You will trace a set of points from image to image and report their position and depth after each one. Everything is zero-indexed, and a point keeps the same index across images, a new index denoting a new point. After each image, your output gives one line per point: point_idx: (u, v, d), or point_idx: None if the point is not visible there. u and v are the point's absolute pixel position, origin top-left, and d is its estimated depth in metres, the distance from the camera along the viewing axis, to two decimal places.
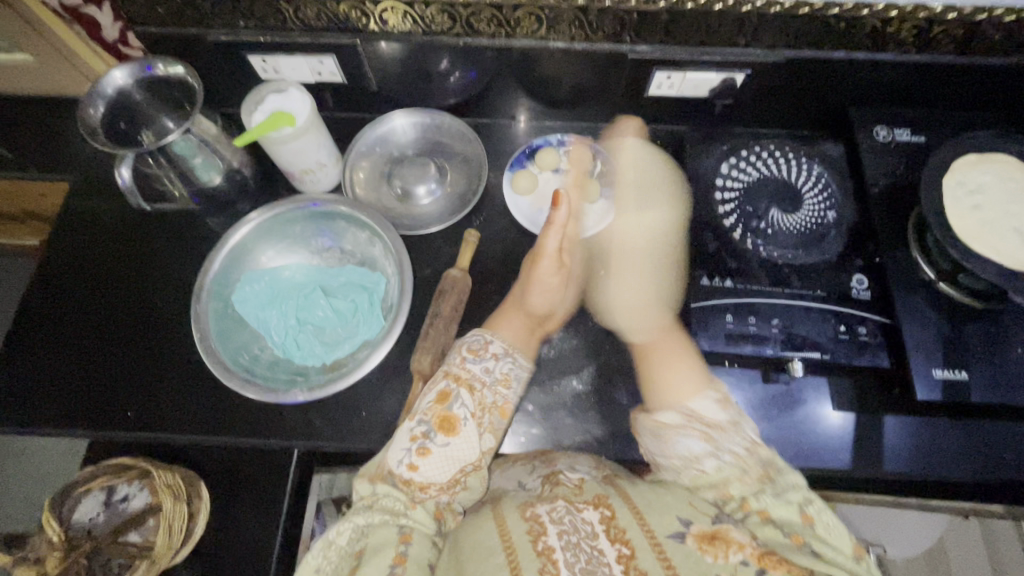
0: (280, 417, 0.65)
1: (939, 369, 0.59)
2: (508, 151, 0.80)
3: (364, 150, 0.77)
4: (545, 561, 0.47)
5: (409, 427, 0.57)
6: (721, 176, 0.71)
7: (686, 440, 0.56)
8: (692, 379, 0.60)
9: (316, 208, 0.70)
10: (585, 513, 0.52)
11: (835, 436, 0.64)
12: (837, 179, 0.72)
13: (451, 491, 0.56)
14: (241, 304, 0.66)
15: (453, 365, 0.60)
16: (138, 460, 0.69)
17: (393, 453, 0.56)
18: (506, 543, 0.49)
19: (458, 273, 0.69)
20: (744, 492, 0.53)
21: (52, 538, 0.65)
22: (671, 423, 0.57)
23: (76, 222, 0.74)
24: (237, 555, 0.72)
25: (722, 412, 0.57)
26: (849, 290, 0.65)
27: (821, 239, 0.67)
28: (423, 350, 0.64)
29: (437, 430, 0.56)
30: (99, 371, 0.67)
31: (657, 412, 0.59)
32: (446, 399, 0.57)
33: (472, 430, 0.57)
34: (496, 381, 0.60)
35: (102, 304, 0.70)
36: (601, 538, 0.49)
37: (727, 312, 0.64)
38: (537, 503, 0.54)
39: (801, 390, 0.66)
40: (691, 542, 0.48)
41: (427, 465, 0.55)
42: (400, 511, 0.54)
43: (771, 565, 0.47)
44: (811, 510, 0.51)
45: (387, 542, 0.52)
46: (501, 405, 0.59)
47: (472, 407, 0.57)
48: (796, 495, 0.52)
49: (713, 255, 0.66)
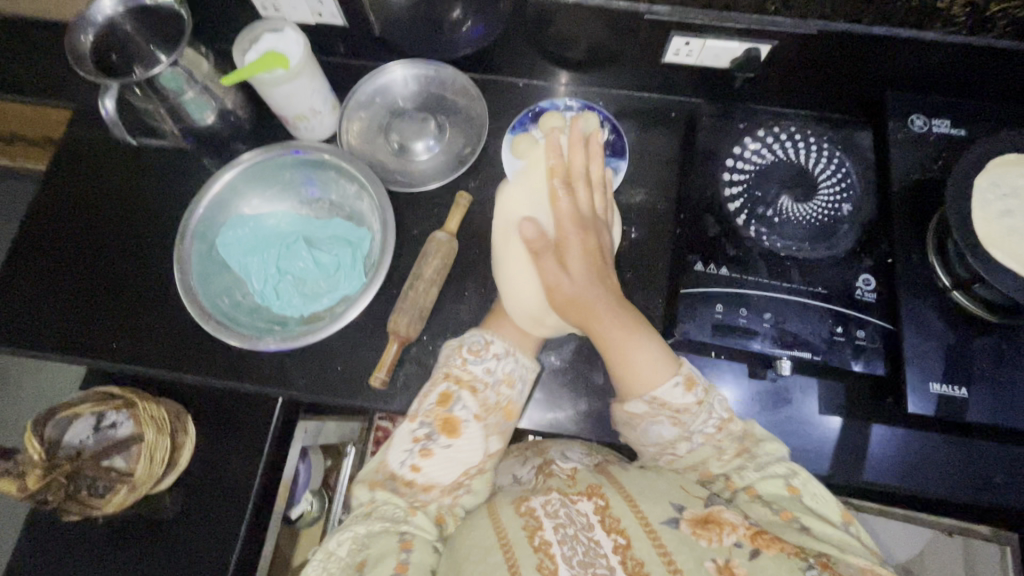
0: (260, 364, 0.66)
1: (936, 383, 0.56)
2: (510, 111, 0.76)
3: (363, 99, 0.74)
4: (542, 557, 0.48)
5: (410, 429, 0.58)
6: (733, 156, 0.66)
7: (657, 427, 0.56)
8: (655, 361, 0.56)
9: (300, 155, 0.67)
10: (579, 504, 0.53)
11: (815, 437, 0.62)
12: (860, 171, 0.66)
13: (454, 493, 0.58)
14: (225, 249, 0.65)
15: (454, 366, 0.59)
16: (125, 390, 0.70)
17: (394, 455, 0.58)
18: (503, 541, 0.50)
19: (444, 236, 0.66)
20: (727, 471, 0.55)
21: (34, 456, 0.65)
22: (640, 413, 0.55)
23: (76, 152, 0.74)
24: (216, 489, 0.75)
25: (687, 393, 0.55)
26: (853, 290, 0.60)
27: (832, 232, 0.63)
28: (400, 311, 0.63)
29: (439, 432, 0.57)
30: (91, 301, 0.69)
31: (625, 404, 0.57)
32: (447, 402, 0.57)
33: (474, 431, 0.58)
34: (498, 381, 0.59)
35: (95, 237, 0.71)
36: (597, 529, 0.50)
37: (717, 301, 0.60)
38: (532, 497, 0.55)
39: (788, 387, 0.63)
40: (685, 527, 0.49)
41: (431, 465, 0.57)
42: (400, 519, 0.55)
43: (765, 543, 0.47)
44: (796, 483, 0.53)
45: (387, 552, 0.53)
46: (500, 404, 0.59)
47: (476, 409, 0.57)
48: (781, 469, 0.54)
49: (712, 240, 0.63)
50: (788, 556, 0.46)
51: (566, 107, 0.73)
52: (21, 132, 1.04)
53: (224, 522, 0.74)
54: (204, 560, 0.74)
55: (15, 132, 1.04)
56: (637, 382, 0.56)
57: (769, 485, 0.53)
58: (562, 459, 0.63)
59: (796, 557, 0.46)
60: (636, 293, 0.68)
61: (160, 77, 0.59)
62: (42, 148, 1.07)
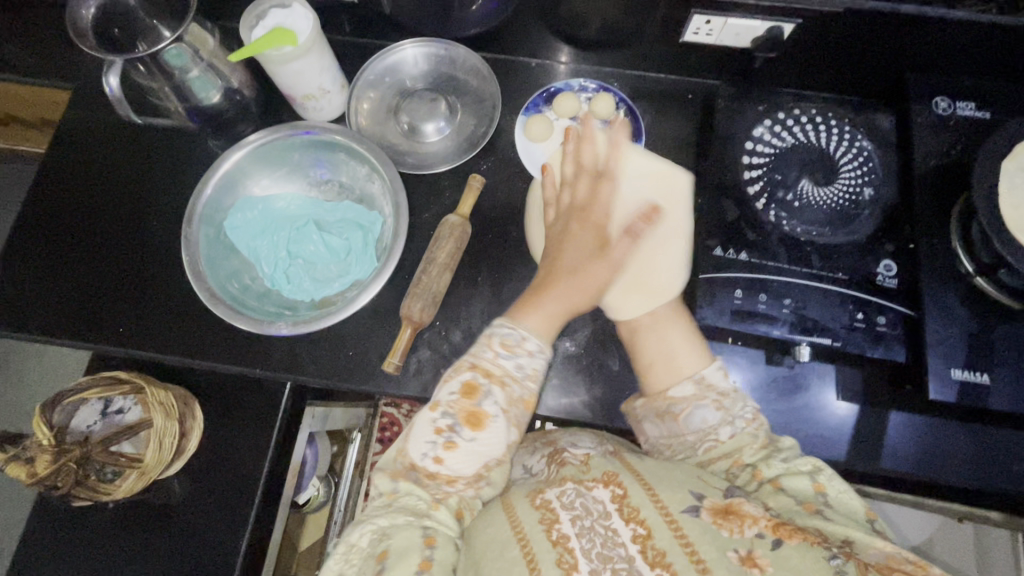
0: (269, 349, 0.65)
1: (958, 370, 0.55)
2: (522, 90, 0.74)
3: (371, 79, 0.72)
4: (561, 552, 0.48)
5: (432, 418, 0.55)
6: (752, 138, 0.64)
7: (701, 411, 0.56)
8: (693, 350, 0.59)
9: (311, 135, 0.65)
10: (596, 491, 0.52)
11: (832, 423, 0.62)
12: (881, 155, 0.64)
13: (477, 486, 0.55)
14: (234, 232, 0.64)
15: (484, 358, 0.55)
16: (133, 376, 0.70)
17: (416, 446, 0.55)
18: (519, 535, 0.50)
19: (457, 219, 0.65)
20: (756, 460, 0.54)
21: (43, 441, 0.64)
22: (684, 396, 0.56)
23: (77, 134, 0.72)
24: (227, 474, 0.75)
25: (729, 380, 0.57)
26: (874, 276, 0.59)
27: (853, 217, 0.61)
28: (414, 296, 0.62)
29: (463, 425, 0.54)
30: (95, 284, 0.67)
31: (665, 390, 0.57)
32: (473, 394, 0.54)
33: (500, 426, 0.54)
34: (526, 375, 0.56)
35: (98, 220, 0.70)
36: (614, 518, 0.50)
37: (737, 286, 0.60)
38: (546, 488, 0.54)
39: (806, 374, 0.62)
40: (706, 516, 0.49)
41: (454, 457, 0.54)
42: (422, 512, 0.53)
43: (786, 534, 0.47)
44: (822, 479, 0.53)
45: (410, 546, 0.50)
46: (525, 398, 0.56)
47: (503, 403, 0.55)
48: (806, 464, 0.54)
49: (732, 225, 0.61)
50: (811, 545, 0.46)
51: (581, 88, 0.72)
52: (20, 115, 1.02)
53: (235, 509, 0.74)
54: (216, 544, 0.74)
55: (14, 115, 1.02)
56: (680, 365, 0.58)
57: (793, 478, 0.53)
58: (573, 445, 0.62)
59: (819, 545, 0.47)
60: None
61: (164, 54, 0.57)
62: (39, 131, 1.05)
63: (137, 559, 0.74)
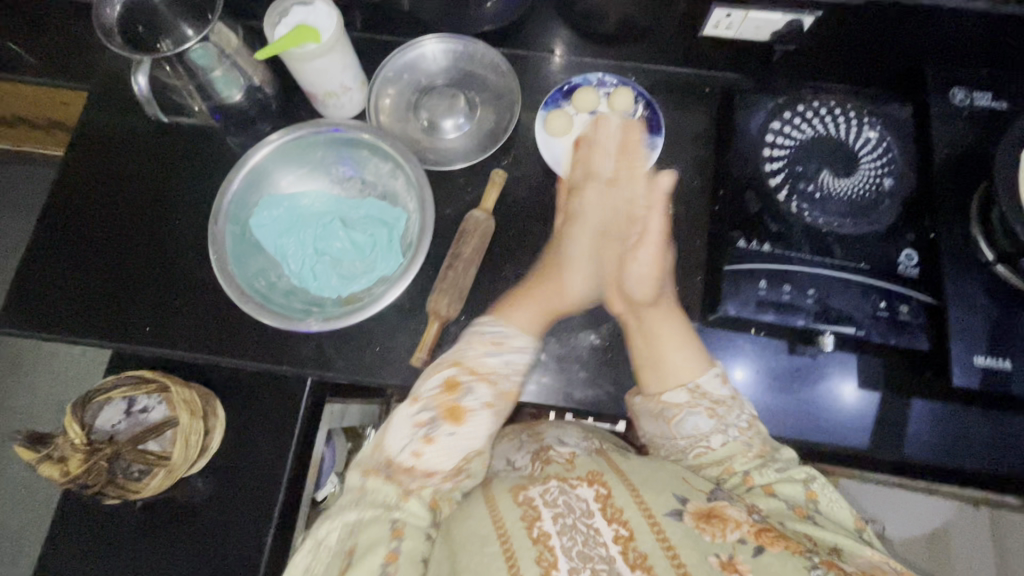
0: (295, 346, 0.65)
1: (981, 357, 0.56)
2: (540, 85, 0.74)
3: (390, 75, 0.72)
4: (540, 549, 0.49)
5: (412, 413, 0.58)
6: (772, 131, 0.65)
7: (694, 418, 0.59)
8: (692, 360, 0.62)
9: (338, 133, 0.66)
10: (580, 490, 0.54)
11: (851, 411, 0.63)
12: (900, 145, 0.65)
13: (454, 480, 0.58)
14: (259, 229, 0.64)
15: (466, 355, 0.60)
16: (157, 374, 0.70)
17: (395, 440, 0.58)
18: (499, 531, 0.51)
19: (481, 215, 0.65)
20: (749, 466, 0.57)
21: (74, 440, 0.65)
22: (679, 403, 0.60)
23: (96, 133, 0.72)
24: (252, 469, 0.76)
25: (723, 387, 0.60)
26: (895, 266, 0.60)
27: (873, 207, 0.62)
28: (441, 292, 0.63)
29: (443, 420, 0.58)
30: (121, 283, 0.68)
31: (660, 394, 0.60)
32: (456, 389, 0.59)
33: (482, 418, 0.59)
34: (508, 370, 0.61)
35: (121, 219, 0.70)
36: (597, 517, 0.51)
37: (761, 277, 0.60)
38: (528, 486, 0.55)
39: (824, 364, 0.64)
40: (689, 520, 0.50)
41: (432, 450, 0.57)
42: (393, 505, 0.56)
43: (768, 541, 0.48)
44: (815, 487, 0.56)
45: (378, 540, 0.53)
46: (509, 391, 0.61)
47: (485, 399, 0.59)
48: (801, 473, 0.57)
49: (754, 217, 0.62)
50: (792, 554, 0.48)
51: (599, 83, 0.72)
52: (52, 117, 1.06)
53: (260, 504, 0.76)
54: (241, 538, 0.75)
55: (48, 117, 1.07)
56: (674, 373, 0.61)
57: (787, 485, 0.56)
58: (559, 444, 0.64)
59: (800, 555, 0.48)
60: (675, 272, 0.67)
61: (190, 53, 0.58)
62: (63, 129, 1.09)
63: (162, 554, 0.75)
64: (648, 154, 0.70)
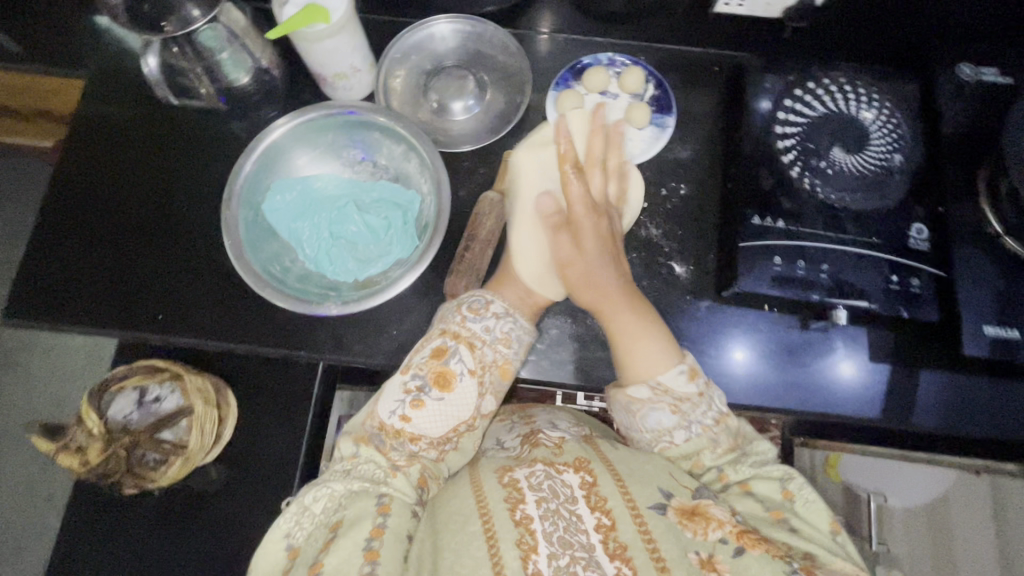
0: (311, 331, 0.65)
1: (990, 326, 0.58)
2: (550, 63, 0.73)
3: (398, 56, 0.71)
4: (522, 532, 0.50)
5: (404, 379, 0.58)
6: (783, 108, 0.65)
7: (656, 414, 0.57)
8: (662, 354, 0.58)
9: (354, 116, 0.65)
10: (566, 475, 0.55)
11: (859, 381, 0.64)
12: (912, 119, 0.64)
13: (441, 449, 0.59)
14: (273, 214, 0.63)
15: (453, 323, 0.59)
16: (171, 362, 0.70)
17: (384, 405, 0.58)
18: (483, 511, 0.52)
19: (496, 196, 0.67)
20: (726, 464, 0.58)
21: (92, 429, 0.66)
22: (642, 399, 0.58)
23: (97, 120, 0.71)
24: (266, 455, 0.77)
25: (690, 383, 0.57)
26: (905, 239, 0.61)
27: (883, 183, 0.62)
28: (457, 274, 0.64)
29: (432, 386, 0.58)
30: (131, 270, 0.67)
31: (627, 387, 0.59)
32: (441, 354, 0.58)
33: (468, 386, 0.58)
34: (496, 340, 0.59)
35: (126, 206, 0.69)
36: (581, 504, 0.52)
37: (776, 254, 0.61)
38: (515, 468, 0.57)
39: (831, 337, 0.65)
40: (672, 515, 0.52)
41: (420, 417, 0.58)
42: (381, 479, 0.56)
43: (749, 543, 0.50)
44: (791, 487, 0.56)
45: (364, 513, 0.53)
46: (498, 363, 0.59)
47: (471, 364, 0.58)
48: (778, 471, 0.57)
49: (767, 193, 0.63)
50: (772, 557, 0.49)
51: (610, 62, 0.72)
52: (44, 108, 1.05)
53: (273, 492, 0.76)
54: (256, 525, 0.76)
55: (41, 108, 1.05)
56: (640, 368, 0.58)
57: (765, 484, 0.57)
58: (549, 429, 0.67)
59: (779, 559, 0.49)
60: (690, 249, 0.68)
61: (199, 34, 0.61)
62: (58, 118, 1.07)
63: (176, 542, 0.75)
64: (659, 133, 0.70)
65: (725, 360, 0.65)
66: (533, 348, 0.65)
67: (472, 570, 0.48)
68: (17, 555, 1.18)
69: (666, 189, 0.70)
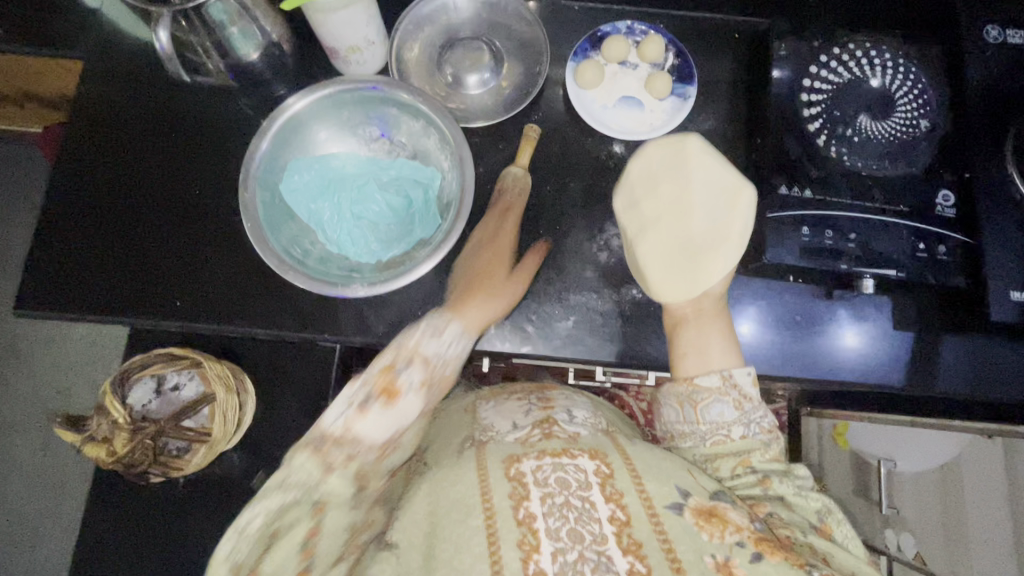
0: (334, 314, 0.64)
1: (1018, 292, 0.58)
2: (567, 33, 0.71)
3: (412, 28, 0.69)
4: (524, 532, 0.50)
5: (350, 391, 0.57)
6: (809, 76, 0.64)
7: (719, 405, 0.60)
8: (728, 351, 0.62)
9: (376, 92, 0.63)
10: (581, 460, 0.55)
11: (877, 346, 0.65)
12: (937, 85, 0.64)
13: (382, 449, 0.58)
14: (291, 195, 0.62)
15: (405, 341, 0.60)
16: (190, 350, 0.68)
17: (329, 413, 0.56)
18: (486, 505, 0.51)
19: (519, 171, 0.66)
20: (769, 471, 0.59)
21: (117, 419, 0.64)
22: (709, 387, 0.60)
23: (97, 101, 0.68)
24: (287, 439, 0.76)
25: (755, 387, 0.61)
26: (932, 206, 0.61)
27: (909, 149, 0.62)
28: (487, 251, 0.65)
29: (378, 397, 0.57)
30: (145, 256, 0.65)
31: (693, 377, 0.61)
32: (391, 370, 0.58)
33: (414, 399, 0.58)
34: (445, 360, 0.61)
35: (137, 191, 0.66)
36: (595, 491, 0.52)
37: (803, 224, 0.61)
38: (522, 458, 0.56)
39: (844, 303, 0.65)
40: (688, 515, 0.52)
41: (366, 422, 0.56)
42: (315, 485, 0.55)
43: (767, 550, 0.51)
44: (828, 520, 0.58)
45: (299, 518, 0.53)
46: (444, 377, 0.61)
47: (421, 381, 0.59)
48: (817, 503, 0.59)
49: (794, 163, 0.62)
50: (790, 565, 0.50)
51: (628, 30, 0.69)
52: (37, 91, 1.02)
53: None
54: None
55: (30, 89, 1.01)
56: (705, 360, 0.62)
57: (801, 505, 0.58)
58: (565, 419, 0.62)
59: (798, 567, 0.50)
60: None
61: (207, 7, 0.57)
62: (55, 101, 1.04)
63: (200, 529, 0.75)
64: (681, 103, 0.68)
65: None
66: (560, 326, 0.65)
67: (471, 565, 0.48)
68: (32, 544, 1.18)
69: None
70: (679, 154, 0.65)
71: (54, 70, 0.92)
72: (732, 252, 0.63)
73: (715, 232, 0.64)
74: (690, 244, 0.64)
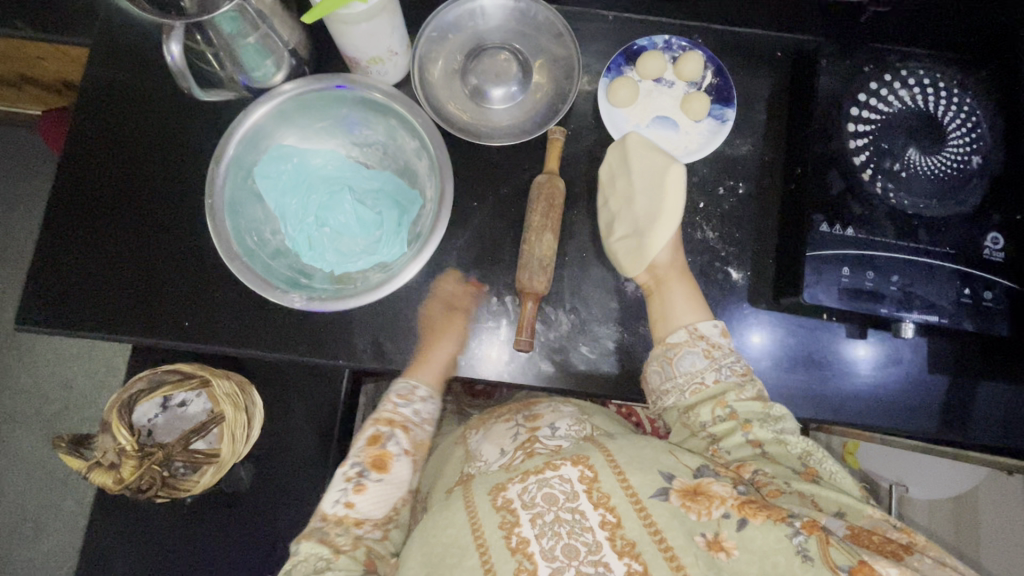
0: (349, 339, 0.61)
1: None
2: (600, 46, 0.67)
3: (435, 36, 0.65)
4: (520, 559, 0.47)
5: (343, 470, 0.58)
6: (857, 104, 0.60)
7: (691, 356, 0.57)
8: (693, 305, 0.60)
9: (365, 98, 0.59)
10: (563, 470, 0.51)
11: (897, 389, 0.63)
12: (992, 118, 0.60)
13: (384, 528, 0.58)
14: (262, 181, 0.59)
15: (385, 409, 0.61)
16: (199, 370, 0.66)
17: (328, 496, 0.57)
18: (478, 542, 0.49)
19: (544, 177, 0.62)
20: (749, 416, 0.55)
21: (125, 446, 0.63)
22: (680, 341, 0.57)
23: (104, 105, 0.64)
24: (297, 456, 0.75)
25: (724, 337, 0.58)
26: (980, 249, 0.58)
27: (959, 187, 0.59)
28: (540, 270, 0.59)
29: (370, 470, 0.57)
30: (151, 272, 0.62)
31: (664, 337, 0.59)
32: (378, 441, 0.58)
33: (404, 464, 0.59)
34: (422, 421, 0.62)
35: (142, 203, 0.63)
36: (583, 500, 0.49)
37: (844, 263, 0.58)
38: (508, 484, 0.52)
39: (874, 344, 0.63)
40: (674, 499, 0.49)
41: (364, 500, 0.57)
42: (322, 568, 0.53)
43: (751, 512, 0.47)
44: (813, 463, 0.55)
45: None
46: (423, 441, 0.61)
47: (406, 444, 0.59)
48: (799, 448, 0.55)
49: (837, 199, 0.59)
50: (774, 522, 0.47)
51: (666, 45, 0.66)
52: (37, 76, 0.98)
53: (302, 494, 0.74)
54: (285, 526, 0.74)
55: (22, 71, 0.96)
56: (674, 318, 0.59)
57: (780, 452, 0.55)
58: (547, 435, 0.60)
59: (780, 522, 0.47)
60: (747, 254, 0.65)
61: (221, 15, 0.51)
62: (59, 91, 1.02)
63: (206, 543, 0.74)
64: (718, 126, 0.65)
65: (743, 350, 0.64)
66: (583, 357, 0.63)
67: None
68: (36, 536, 1.18)
69: (723, 188, 0.66)
70: (619, 153, 0.63)
71: (52, 58, 0.88)
72: (666, 228, 0.61)
73: (661, 202, 0.62)
74: (640, 222, 0.62)
